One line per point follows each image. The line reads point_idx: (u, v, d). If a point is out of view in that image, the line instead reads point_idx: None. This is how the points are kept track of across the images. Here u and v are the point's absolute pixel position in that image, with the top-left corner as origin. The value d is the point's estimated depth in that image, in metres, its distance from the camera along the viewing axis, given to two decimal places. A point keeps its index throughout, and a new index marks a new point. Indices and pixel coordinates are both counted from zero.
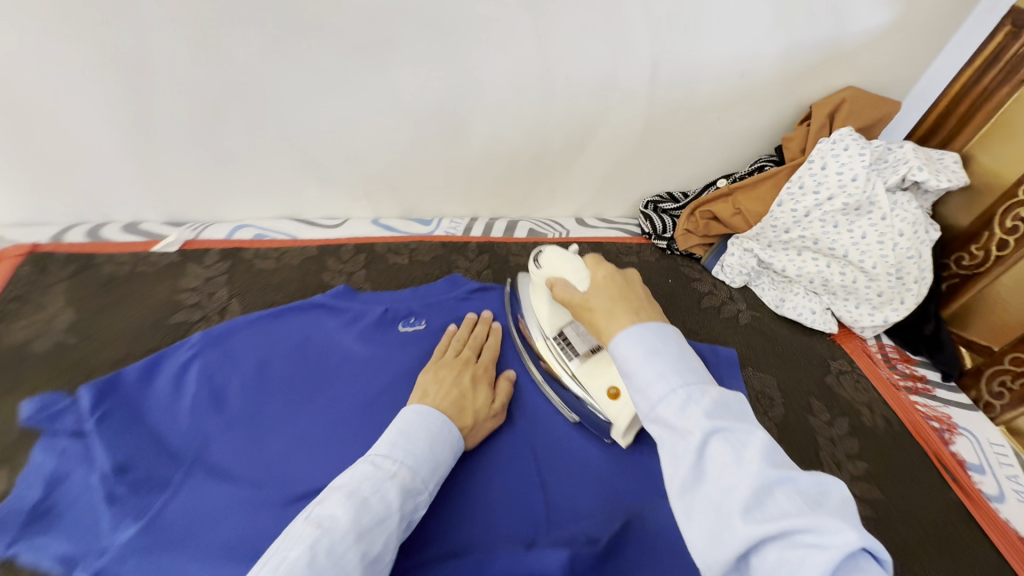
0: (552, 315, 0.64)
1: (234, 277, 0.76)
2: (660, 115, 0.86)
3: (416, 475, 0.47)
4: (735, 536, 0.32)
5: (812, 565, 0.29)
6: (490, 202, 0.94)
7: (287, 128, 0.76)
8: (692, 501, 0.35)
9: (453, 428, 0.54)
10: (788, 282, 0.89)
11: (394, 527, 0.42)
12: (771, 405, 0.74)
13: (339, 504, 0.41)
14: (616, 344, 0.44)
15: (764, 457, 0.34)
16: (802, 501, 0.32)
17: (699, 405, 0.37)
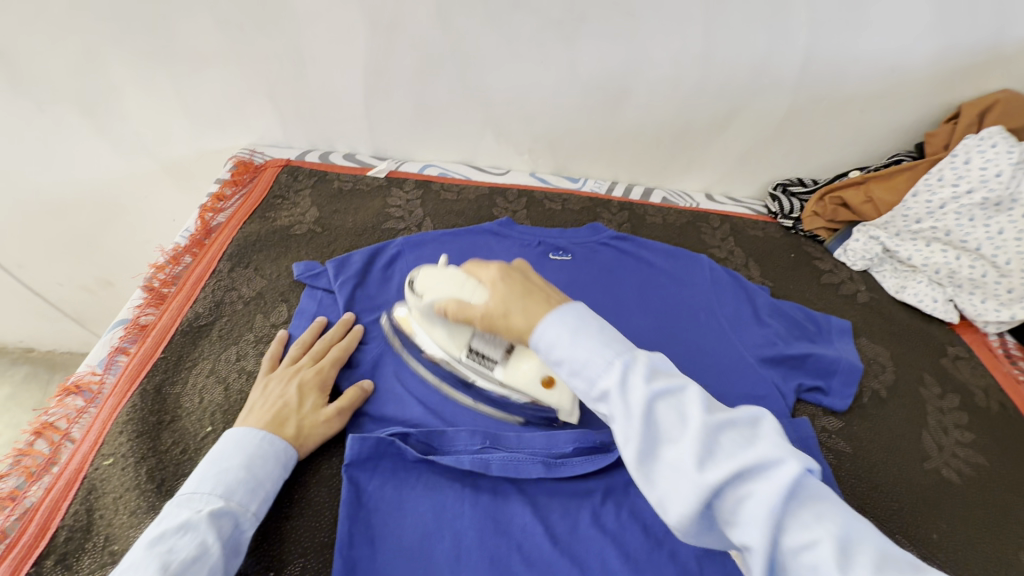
0: (453, 337, 0.67)
1: (426, 202, 0.95)
2: (805, 103, 0.94)
3: (231, 500, 0.52)
4: (691, 483, 0.41)
5: (763, 493, 0.40)
6: (631, 169, 1.07)
7: (482, 87, 0.93)
8: (654, 466, 0.44)
9: (274, 440, 0.59)
10: (912, 271, 0.93)
11: (215, 558, 0.48)
12: (882, 370, 0.81)
13: (144, 562, 0.45)
14: (542, 331, 0.52)
15: (700, 407, 0.44)
16: (740, 440, 0.43)
17: (638, 375, 0.47)
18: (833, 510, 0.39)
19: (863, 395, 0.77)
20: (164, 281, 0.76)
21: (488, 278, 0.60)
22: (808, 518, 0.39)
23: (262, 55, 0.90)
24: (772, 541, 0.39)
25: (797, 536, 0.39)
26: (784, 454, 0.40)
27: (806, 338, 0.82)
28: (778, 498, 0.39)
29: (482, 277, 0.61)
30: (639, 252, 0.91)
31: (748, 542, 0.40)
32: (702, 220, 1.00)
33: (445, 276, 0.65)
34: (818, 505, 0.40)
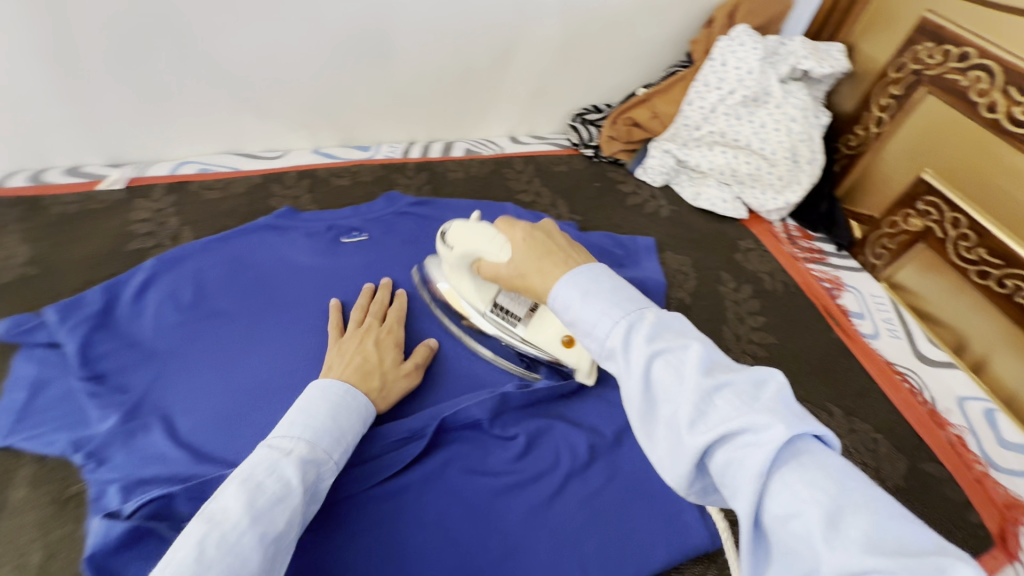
0: (480, 290, 0.67)
1: (182, 208, 0.80)
2: (576, 27, 0.92)
3: (317, 446, 0.48)
4: (682, 446, 0.35)
5: (749, 459, 0.32)
6: (426, 125, 0.99)
7: (217, 60, 0.78)
8: (652, 425, 0.38)
9: (358, 394, 0.55)
10: (703, 176, 0.98)
11: (297, 501, 0.43)
12: (686, 279, 0.85)
13: (234, 495, 0.41)
14: (554, 292, 0.46)
15: (700, 367, 0.37)
16: (741, 400, 0.35)
17: (643, 334, 0.39)
18: (834, 477, 0.31)
19: (671, 306, 0.81)
20: None
21: (516, 234, 0.55)
22: (798, 485, 0.32)
23: None
24: (754, 509, 0.32)
25: (781, 502, 0.32)
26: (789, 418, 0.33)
27: (614, 265, 0.83)
28: (760, 462, 0.32)
29: (506, 232, 0.56)
30: (442, 215, 0.85)
31: (733, 507, 0.34)
32: (505, 166, 0.97)
33: (480, 231, 0.60)
34: (815, 474, 0.32)
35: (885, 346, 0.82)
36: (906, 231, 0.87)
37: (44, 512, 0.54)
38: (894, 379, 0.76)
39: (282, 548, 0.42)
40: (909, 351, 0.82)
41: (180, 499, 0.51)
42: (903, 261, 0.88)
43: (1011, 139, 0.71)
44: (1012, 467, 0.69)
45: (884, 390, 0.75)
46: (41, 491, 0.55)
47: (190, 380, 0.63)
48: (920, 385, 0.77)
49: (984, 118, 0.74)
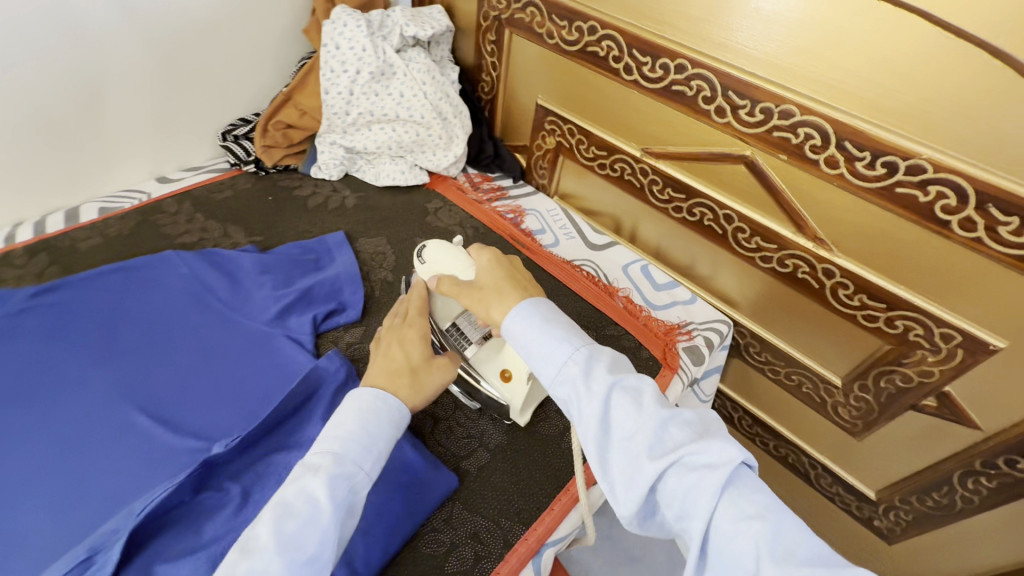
0: (445, 304, 0.69)
1: None
2: (165, 43, 0.84)
3: (346, 457, 0.49)
4: (644, 470, 0.46)
5: (704, 479, 0.44)
6: (27, 198, 0.82)
7: None
8: (608, 454, 0.49)
9: (390, 398, 0.55)
10: (376, 156, 1.00)
11: (329, 521, 0.45)
12: (385, 258, 0.87)
13: (263, 522, 0.44)
14: (507, 325, 0.56)
15: (655, 400, 0.49)
16: (691, 430, 0.48)
17: (603, 364, 0.52)
18: (771, 499, 0.44)
19: (377, 288, 0.82)
20: None
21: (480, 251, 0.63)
22: (745, 506, 0.44)
23: None
24: (708, 523, 0.44)
25: (730, 521, 0.43)
26: (729, 444, 0.46)
27: (306, 272, 0.81)
28: (714, 483, 0.44)
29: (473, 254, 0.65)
30: (78, 295, 0.72)
31: (686, 517, 0.45)
32: (155, 212, 0.85)
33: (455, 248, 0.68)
34: (749, 496, 0.44)
35: (566, 249, 0.96)
36: (548, 149, 1.02)
37: None
38: (574, 272, 0.90)
39: (317, 573, 0.43)
40: (583, 245, 0.98)
41: None
42: (558, 174, 1.04)
43: (572, 57, 0.87)
44: (663, 303, 0.90)
45: (568, 284, 0.88)
46: None
47: None
48: (595, 269, 0.93)
49: (551, 45, 0.89)
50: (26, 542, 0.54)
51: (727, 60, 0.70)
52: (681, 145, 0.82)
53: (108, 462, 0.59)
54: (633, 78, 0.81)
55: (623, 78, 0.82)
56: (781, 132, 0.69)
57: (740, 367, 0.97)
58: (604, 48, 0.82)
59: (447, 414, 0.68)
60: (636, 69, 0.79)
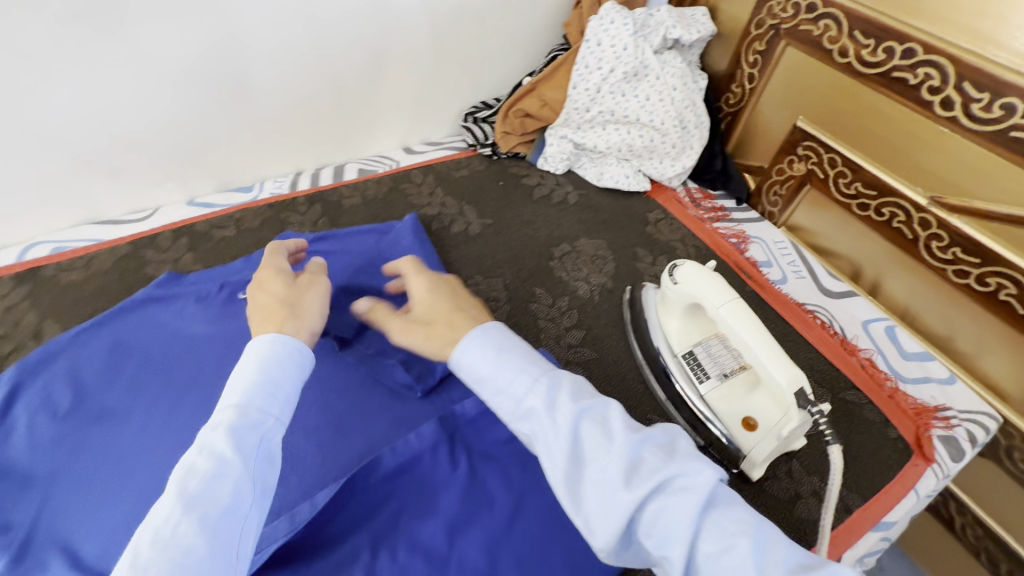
0: (683, 331, 0.68)
1: (40, 299, 0.70)
2: (445, 25, 0.89)
3: (246, 407, 0.42)
4: (619, 500, 0.39)
5: (680, 504, 0.38)
6: (309, 152, 0.92)
7: (40, 125, 0.69)
8: (576, 487, 0.41)
9: (290, 341, 0.47)
10: (602, 156, 0.99)
11: (239, 475, 0.39)
12: (605, 263, 0.85)
13: (165, 490, 0.37)
14: (459, 357, 0.50)
15: (624, 426, 0.42)
16: (663, 453, 0.41)
17: (564, 393, 0.45)
18: (750, 518, 0.38)
19: (594, 293, 0.81)
20: None
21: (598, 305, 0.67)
22: (726, 524, 0.37)
23: None
24: (689, 547, 0.37)
25: (711, 542, 0.37)
26: (698, 462, 0.40)
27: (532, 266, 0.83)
28: (693, 506, 0.38)
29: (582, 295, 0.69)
30: (342, 248, 0.80)
31: (665, 547, 0.38)
32: (404, 180, 0.92)
33: (711, 281, 0.64)
34: (731, 521, 0.38)
35: (793, 289, 0.87)
36: (793, 176, 0.92)
37: None
38: (807, 318, 0.81)
39: (239, 518, 0.38)
40: (815, 288, 0.88)
41: None
42: (795, 205, 0.94)
43: (865, 79, 0.76)
44: (914, 376, 0.77)
45: (800, 329, 0.79)
46: None
47: (78, 498, 0.55)
48: (828, 319, 0.83)
49: (840, 63, 0.79)
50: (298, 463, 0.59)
51: None
52: (1000, 202, 0.67)
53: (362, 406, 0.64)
54: (951, 115, 0.68)
55: (935, 113, 0.70)
56: None
57: (989, 470, 0.81)
58: (919, 76, 0.70)
59: None
60: (961, 105, 0.67)
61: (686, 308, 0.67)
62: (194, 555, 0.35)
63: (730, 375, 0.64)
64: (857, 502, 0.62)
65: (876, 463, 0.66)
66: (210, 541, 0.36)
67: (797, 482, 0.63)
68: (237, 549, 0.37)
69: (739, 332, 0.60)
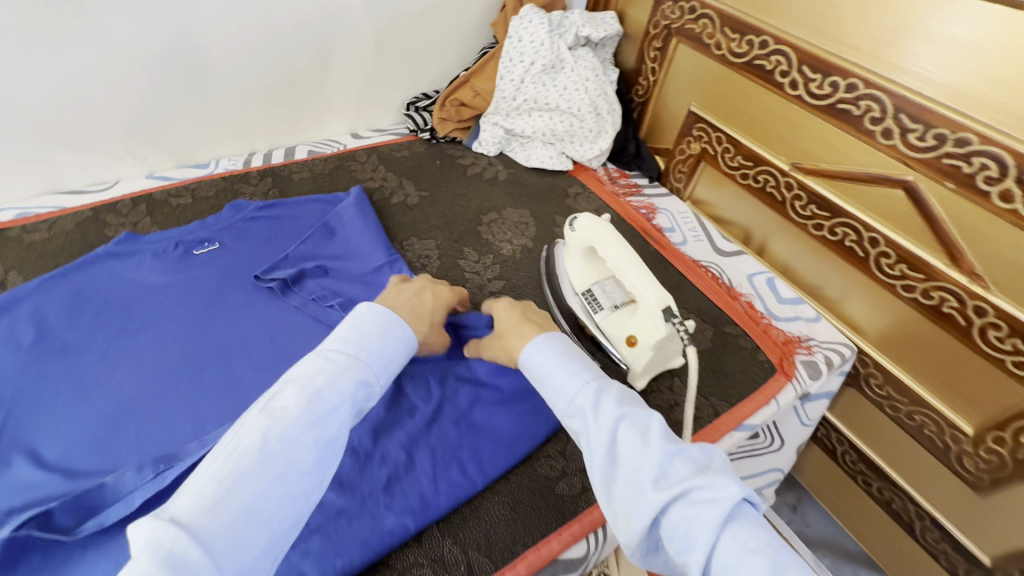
0: (584, 273, 0.80)
1: (5, 255, 0.76)
2: (385, 22, 1.01)
3: (368, 368, 0.52)
4: (648, 501, 0.45)
5: (704, 512, 0.43)
6: (263, 134, 1.02)
7: (10, 97, 0.76)
8: (612, 483, 0.50)
9: (406, 329, 0.57)
10: (530, 141, 1.11)
11: (347, 415, 0.48)
12: (528, 228, 0.97)
13: (291, 394, 0.47)
14: (526, 356, 0.61)
15: (661, 436, 0.49)
16: (695, 466, 0.47)
17: (611, 397, 0.54)
18: (775, 540, 0.42)
19: (517, 252, 0.93)
20: None
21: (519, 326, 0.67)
22: (748, 542, 0.42)
23: None
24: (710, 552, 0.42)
25: (732, 553, 0.41)
26: (731, 480, 0.45)
27: (463, 230, 0.94)
28: (716, 517, 0.42)
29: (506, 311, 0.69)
30: (289, 214, 0.89)
31: (687, 552, 0.43)
32: (350, 160, 1.02)
33: (602, 228, 0.76)
34: (749, 536, 0.42)
35: (692, 249, 1.01)
36: (691, 155, 1.07)
37: None
38: (699, 271, 0.94)
39: (334, 454, 0.47)
40: (710, 249, 1.01)
41: (55, 514, 0.52)
42: (695, 180, 1.08)
43: (736, 67, 0.92)
44: (785, 316, 0.91)
45: (692, 280, 0.92)
46: None
47: (40, 414, 0.61)
48: (719, 272, 0.97)
49: (717, 55, 0.94)
50: (243, 385, 0.67)
51: (901, 81, 0.71)
52: (837, 163, 0.82)
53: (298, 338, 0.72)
54: (797, 93, 0.83)
55: (786, 92, 0.85)
56: (952, 159, 0.69)
57: (856, 398, 0.95)
58: (772, 62, 0.85)
59: None
60: (803, 85, 0.82)
61: (585, 254, 0.80)
62: (303, 462, 0.44)
63: (620, 306, 0.76)
64: (724, 408, 0.74)
65: (744, 379, 0.78)
66: (318, 460, 0.45)
67: (675, 393, 0.74)
68: (326, 473, 0.47)
69: (622, 265, 0.73)
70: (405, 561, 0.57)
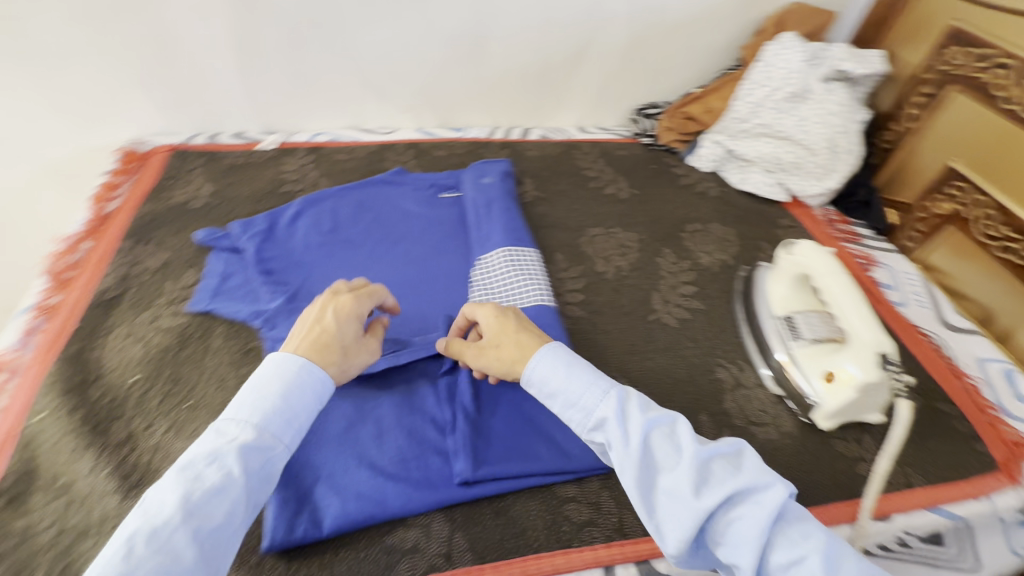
0: (788, 299, 0.78)
1: (319, 164, 1.01)
2: (643, 31, 1.07)
3: (262, 432, 0.49)
4: (694, 508, 0.48)
5: (754, 512, 0.47)
6: (508, 113, 1.17)
7: (351, 51, 0.99)
8: (653, 493, 0.51)
9: (313, 367, 0.54)
10: (749, 165, 1.11)
11: (237, 492, 0.44)
12: (730, 246, 0.97)
13: (169, 488, 0.43)
14: (534, 366, 0.60)
15: (692, 441, 0.51)
16: (729, 465, 0.51)
17: (635, 409, 0.54)
18: (816, 527, 0.47)
19: (714, 265, 0.94)
20: (64, 267, 0.78)
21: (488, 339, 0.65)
22: (794, 536, 0.46)
23: (128, 42, 0.91)
24: (761, 553, 0.46)
25: (784, 552, 0.46)
26: (768, 479, 0.49)
27: (665, 232, 0.98)
28: (765, 515, 0.46)
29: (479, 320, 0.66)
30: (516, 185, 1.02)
31: (738, 553, 0.47)
32: (575, 149, 1.13)
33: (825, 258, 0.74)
34: (793, 529, 0.47)
35: (912, 313, 0.91)
36: (937, 215, 0.97)
37: (234, 355, 0.70)
38: (918, 337, 0.85)
39: (225, 537, 0.43)
40: (936, 319, 0.91)
41: None
42: (934, 243, 0.98)
43: None
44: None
45: (907, 343, 0.84)
46: (232, 342, 0.72)
47: (325, 282, 0.80)
48: (943, 345, 0.86)
49: (1006, 111, 0.84)
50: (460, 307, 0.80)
51: None
52: None
53: (510, 273, 0.82)
54: None
55: None
56: None
57: None
58: None
59: (749, 384, 0.75)
60: None
61: (795, 280, 0.79)
62: (182, 559, 0.40)
63: (820, 341, 0.72)
64: (920, 482, 0.67)
65: (953, 462, 0.70)
66: (200, 555, 0.41)
67: (864, 448, 0.69)
68: (217, 563, 0.43)
69: (838, 297, 0.70)
70: (566, 495, 0.62)
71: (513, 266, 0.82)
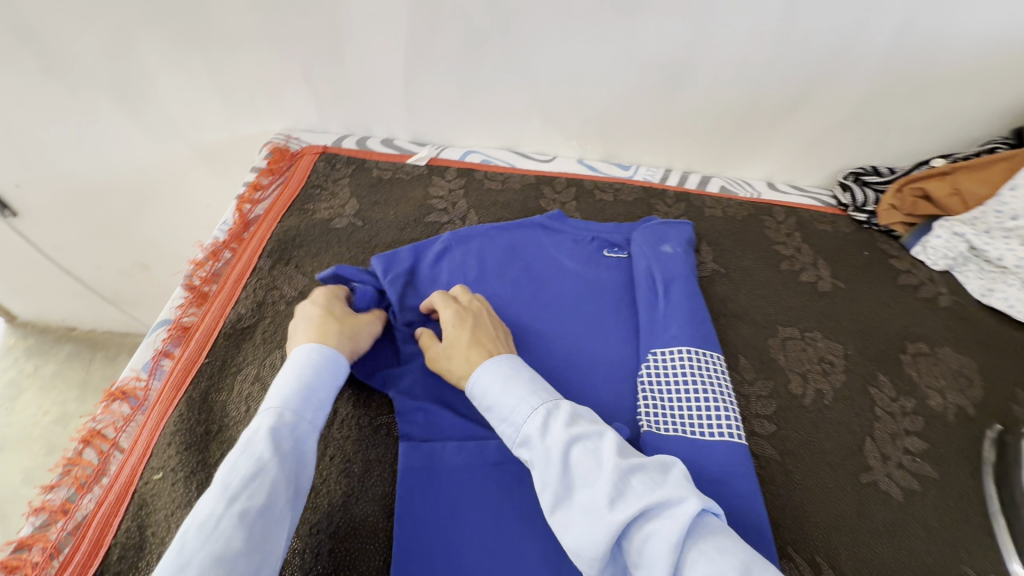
0: None
1: (470, 192, 0.90)
2: (891, 84, 0.83)
3: (291, 413, 0.47)
4: (603, 524, 0.41)
5: (662, 531, 0.40)
6: (686, 156, 0.99)
7: (527, 68, 0.85)
8: (568, 509, 0.45)
9: (327, 350, 0.54)
10: (1002, 272, 0.84)
11: (274, 474, 0.42)
12: (970, 385, 0.74)
13: (215, 481, 0.41)
14: (475, 378, 0.55)
15: (613, 454, 0.45)
16: (648, 482, 0.44)
17: (560, 422, 0.49)
18: (742, 552, 0.40)
19: (949, 411, 0.70)
20: (204, 279, 0.73)
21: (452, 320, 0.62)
22: (711, 554, 0.39)
23: (295, 35, 0.84)
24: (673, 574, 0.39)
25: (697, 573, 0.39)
26: (683, 491, 0.42)
27: (879, 348, 0.77)
28: (675, 535, 0.40)
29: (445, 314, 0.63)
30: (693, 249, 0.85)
31: None
32: (765, 213, 0.93)
33: None
34: (721, 557, 0.39)
35: None
36: None
37: (363, 431, 0.62)
38: None
39: (272, 521, 0.41)
40: None
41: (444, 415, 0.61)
42: None
43: None
44: None
45: None
46: (363, 413, 0.63)
47: None
48: None
49: None
50: (620, 411, 0.65)
51: None
52: None
53: (689, 383, 0.65)
54: None
55: None
56: None
57: None
58: None
59: None
60: None
61: None
62: (232, 543, 0.37)
63: None
64: None
65: None
66: (251, 536, 0.38)
67: None
68: (270, 545, 0.40)
69: None
70: None
71: (694, 376, 0.66)
